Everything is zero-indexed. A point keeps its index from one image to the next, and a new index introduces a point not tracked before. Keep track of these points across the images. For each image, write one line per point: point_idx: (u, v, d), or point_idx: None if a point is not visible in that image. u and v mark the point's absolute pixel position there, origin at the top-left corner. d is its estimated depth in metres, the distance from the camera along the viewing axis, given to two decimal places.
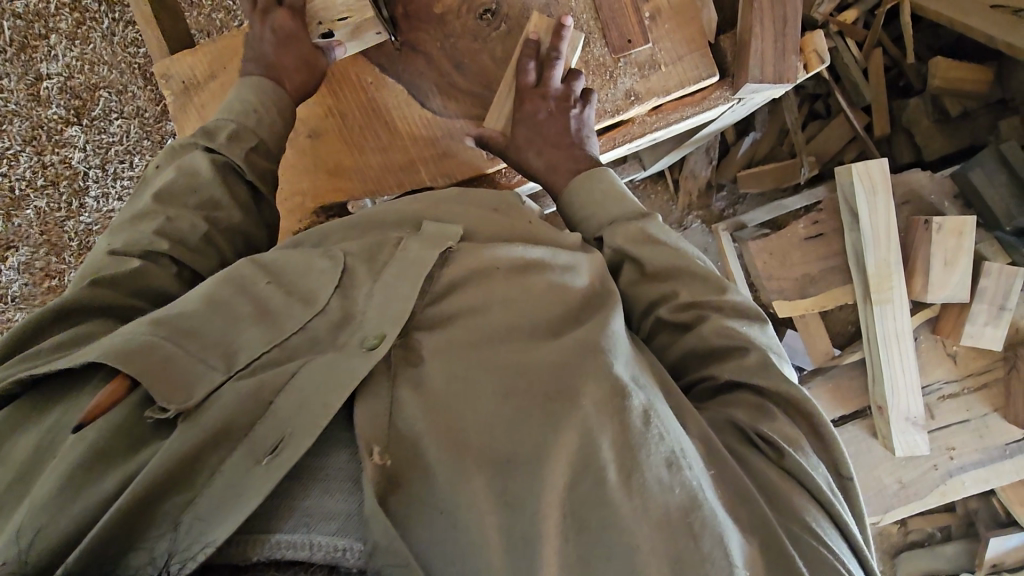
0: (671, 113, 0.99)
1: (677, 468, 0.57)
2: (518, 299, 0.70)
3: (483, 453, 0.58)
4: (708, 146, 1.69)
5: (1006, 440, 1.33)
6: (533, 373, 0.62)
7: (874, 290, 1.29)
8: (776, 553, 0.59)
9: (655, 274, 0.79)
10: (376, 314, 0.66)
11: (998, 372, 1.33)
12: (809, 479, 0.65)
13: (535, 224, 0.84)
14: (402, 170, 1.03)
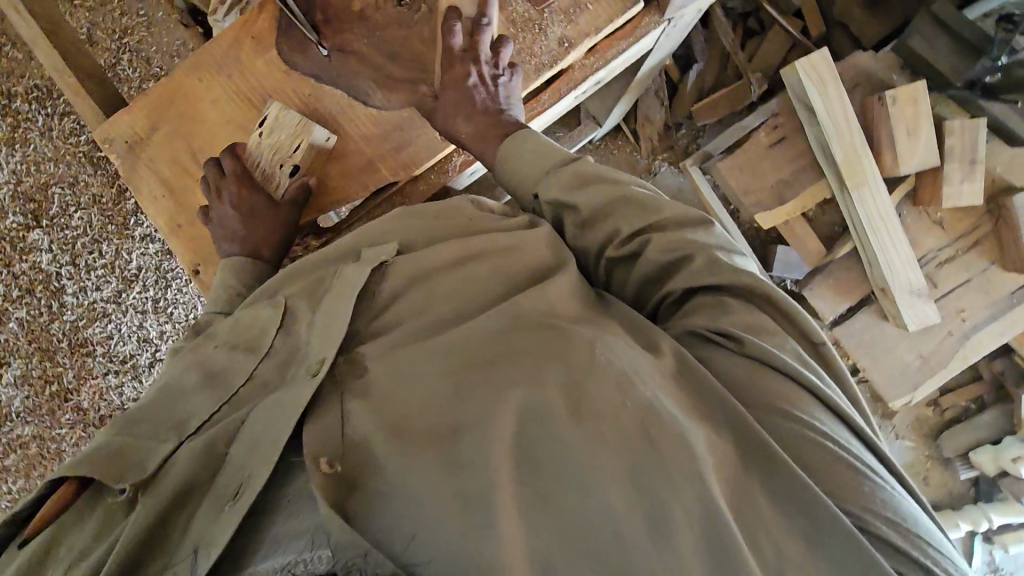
0: (608, 51, 1.01)
1: (629, 386, 0.63)
2: (460, 289, 0.77)
3: (439, 430, 0.63)
4: (655, 87, 1.74)
5: (1012, 288, 1.35)
6: (471, 347, 0.70)
7: (849, 178, 1.29)
8: (750, 442, 0.61)
9: (594, 216, 0.80)
10: (318, 343, 0.72)
11: (987, 227, 1.35)
12: (777, 360, 0.65)
13: (477, 218, 0.87)
14: (363, 172, 1.00)
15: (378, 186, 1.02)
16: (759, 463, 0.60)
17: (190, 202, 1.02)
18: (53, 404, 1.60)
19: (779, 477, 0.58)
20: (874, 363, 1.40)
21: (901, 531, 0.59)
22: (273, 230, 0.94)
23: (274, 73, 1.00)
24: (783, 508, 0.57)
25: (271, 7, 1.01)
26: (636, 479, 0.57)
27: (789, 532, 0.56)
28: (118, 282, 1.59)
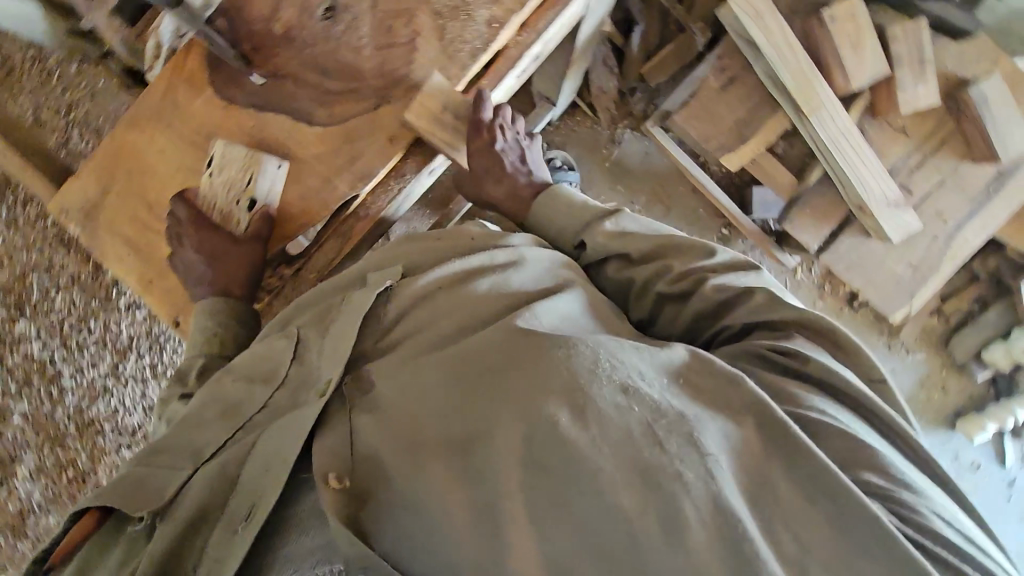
0: (538, 24, 1.00)
1: (634, 391, 0.61)
2: (459, 309, 0.77)
3: (450, 441, 0.64)
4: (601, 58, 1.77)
5: (986, 181, 1.36)
6: (471, 356, 0.70)
7: (805, 104, 1.29)
8: (769, 423, 0.59)
9: (641, 257, 0.84)
10: (327, 363, 0.75)
11: (950, 125, 1.35)
12: (836, 377, 0.67)
13: (478, 238, 0.87)
14: (319, 191, 0.99)
15: (339, 203, 0.99)
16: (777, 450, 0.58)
17: (155, 256, 1.00)
18: (71, 491, 1.57)
19: (800, 465, 0.57)
20: (868, 282, 1.42)
21: (934, 522, 0.58)
22: (237, 270, 0.95)
23: (213, 110, 1.00)
24: (807, 490, 0.56)
25: (197, 47, 1.01)
26: (649, 483, 0.56)
27: (811, 516, 0.55)
28: (113, 355, 1.58)
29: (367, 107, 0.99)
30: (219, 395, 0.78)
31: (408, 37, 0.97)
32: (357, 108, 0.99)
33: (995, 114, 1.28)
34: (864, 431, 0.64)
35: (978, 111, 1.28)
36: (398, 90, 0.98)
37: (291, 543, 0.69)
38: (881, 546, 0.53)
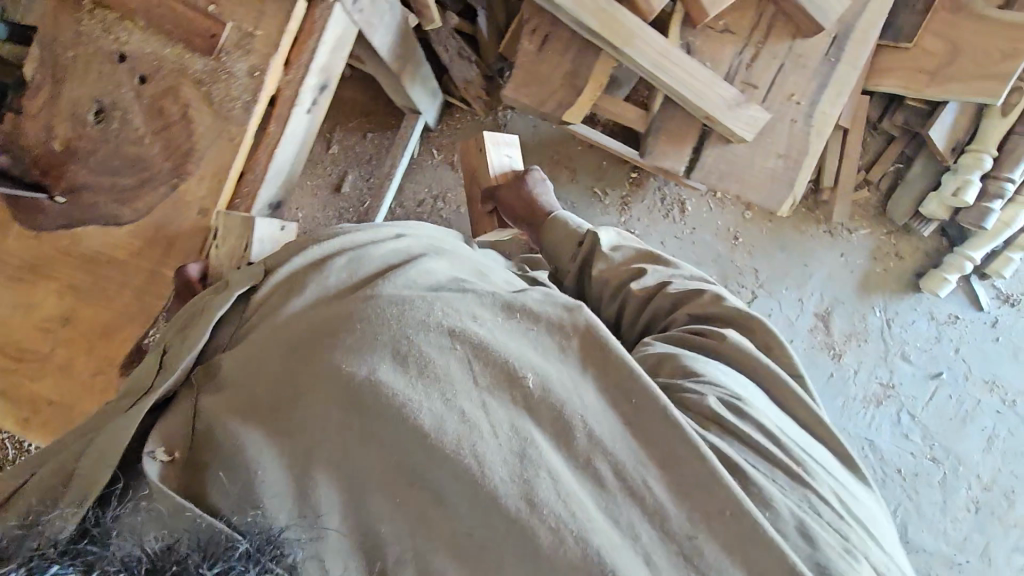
0: (301, 57, 1.01)
1: (458, 333, 0.79)
2: (308, 290, 0.90)
3: (278, 404, 0.77)
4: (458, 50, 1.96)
5: (823, 51, 1.34)
6: (307, 335, 0.82)
7: (614, 39, 1.27)
8: (590, 348, 0.83)
9: (621, 269, 1.16)
10: (185, 351, 0.86)
11: (769, 9, 1.33)
12: (744, 349, 0.98)
13: (315, 231, 1.01)
14: (150, 284, 1.00)
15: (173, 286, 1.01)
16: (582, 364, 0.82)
17: (21, 395, 1.02)
18: None
19: (602, 372, 0.81)
20: (746, 185, 1.40)
21: (769, 433, 0.84)
22: (104, 372, 1.01)
23: (28, 242, 1.01)
24: (597, 391, 0.79)
25: None
26: (459, 407, 0.74)
27: (589, 408, 0.77)
28: None
29: (166, 191, 0.99)
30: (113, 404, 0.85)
31: (179, 113, 0.98)
32: (157, 195, 1.00)
33: None
34: (746, 390, 0.90)
35: None
36: (189, 164, 0.99)
37: (159, 505, 0.68)
38: (667, 420, 0.77)
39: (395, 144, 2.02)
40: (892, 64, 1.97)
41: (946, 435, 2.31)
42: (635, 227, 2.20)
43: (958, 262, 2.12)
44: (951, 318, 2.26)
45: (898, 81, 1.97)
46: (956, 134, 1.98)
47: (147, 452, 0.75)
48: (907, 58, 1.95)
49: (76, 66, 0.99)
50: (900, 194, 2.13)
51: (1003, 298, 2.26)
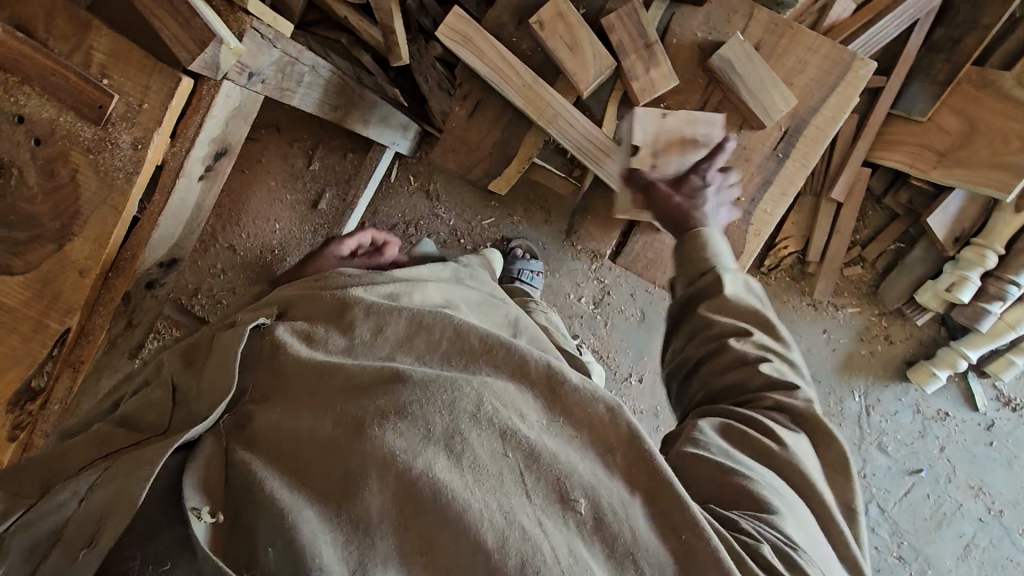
0: (188, 131, 1.03)
1: (510, 436, 0.72)
2: (337, 349, 0.81)
3: (330, 477, 0.66)
4: (435, 78, 1.87)
5: (773, 145, 1.24)
6: (347, 402, 0.72)
7: (537, 118, 1.23)
8: (634, 459, 0.75)
9: (736, 318, 0.90)
10: (204, 393, 0.72)
11: (716, 98, 1.25)
12: (803, 466, 0.80)
13: (332, 283, 0.97)
14: (34, 332, 1.06)
15: (57, 338, 1.07)
16: (639, 474, 0.74)
17: None
18: None
19: (657, 493, 0.72)
20: (673, 276, 1.31)
21: None
22: None
23: None
24: (651, 524, 0.71)
25: None
26: (519, 521, 0.66)
27: (641, 542, 0.69)
28: None
29: (52, 249, 1.05)
30: (101, 442, 0.71)
31: (69, 176, 1.03)
32: (44, 252, 1.05)
33: (746, 78, 1.19)
34: (797, 510, 0.77)
35: (728, 79, 1.19)
36: (75, 225, 1.04)
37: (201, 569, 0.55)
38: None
39: (359, 176, 1.99)
40: (901, 136, 1.77)
41: (917, 534, 2.01)
42: (606, 274, 2.05)
43: (951, 359, 1.91)
44: (940, 414, 2.02)
45: (904, 157, 1.77)
46: (961, 222, 1.80)
47: (190, 509, 0.61)
48: (921, 133, 1.74)
49: None
50: (897, 275, 1.93)
51: (1003, 400, 2.02)
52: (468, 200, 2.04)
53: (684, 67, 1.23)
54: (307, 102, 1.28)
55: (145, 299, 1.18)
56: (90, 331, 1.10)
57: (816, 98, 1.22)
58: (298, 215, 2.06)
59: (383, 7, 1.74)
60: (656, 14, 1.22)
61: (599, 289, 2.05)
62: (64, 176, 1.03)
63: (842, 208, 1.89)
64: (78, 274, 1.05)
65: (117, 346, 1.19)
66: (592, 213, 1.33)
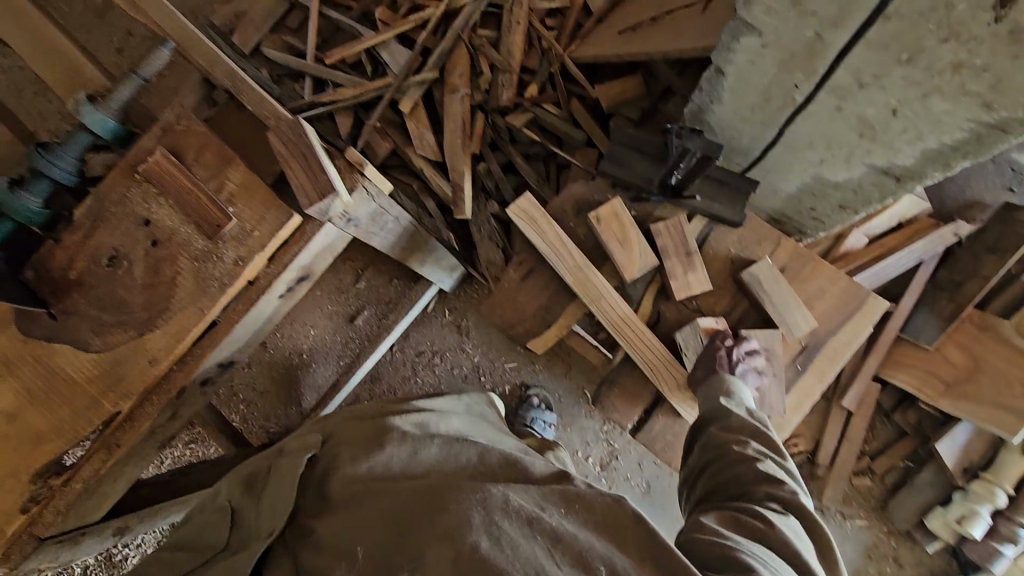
0: (284, 258, 1.18)
1: (537, 522, 0.85)
2: (381, 464, 0.99)
3: (393, 563, 0.85)
4: (489, 233, 2.10)
5: (792, 357, 1.37)
6: (401, 498, 0.91)
7: (583, 295, 1.39)
8: (638, 540, 0.84)
9: (737, 433, 1.07)
10: (264, 517, 0.96)
11: (742, 305, 1.40)
12: (792, 543, 0.88)
13: (373, 407, 1.17)
14: (89, 409, 1.16)
15: (105, 417, 1.16)
16: (649, 557, 0.82)
17: None
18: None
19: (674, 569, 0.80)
20: None
21: None
22: (20, 467, 1.15)
23: (14, 342, 1.17)
24: None
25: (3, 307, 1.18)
26: None
27: None
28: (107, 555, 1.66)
29: (132, 335, 1.16)
30: (172, 559, 0.98)
31: (171, 275, 1.16)
32: (125, 336, 1.16)
33: (772, 295, 1.34)
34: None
35: (756, 293, 1.35)
36: (160, 319, 1.16)
37: None
38: None
39: (403, 302, 2.12)
40: (909, 360, 1.89)
41: None
42: (617, 438, 2.08)
43: None
44: None
45: (912, 380, 1.88)
46: (970, 454, 1.86)
47: None
48: (926, 359, 1.87)
49: (107, 216, 1.19)
50: (906, 495, 1.93)
51: None
52: (496, 342, 2.14)
53: (716, 274, 1.41)
54: (384, 243, 1.46)
55: (195, 394, 1.28)
56: (137, 417, 1.18)
57: (831, 322, 1.37)
58: (334, 325, 2.18)
59: (457, 168, 2.03)
60: (699, 226, 1.40)
61: (606, 452, 2.07)
62: (166, 274, 1.16)
63: (852, 417, 1.95)
64: (148, 362, 1.15)
65: (153, 434, 1.26)
66: (618, 387, 1.44)
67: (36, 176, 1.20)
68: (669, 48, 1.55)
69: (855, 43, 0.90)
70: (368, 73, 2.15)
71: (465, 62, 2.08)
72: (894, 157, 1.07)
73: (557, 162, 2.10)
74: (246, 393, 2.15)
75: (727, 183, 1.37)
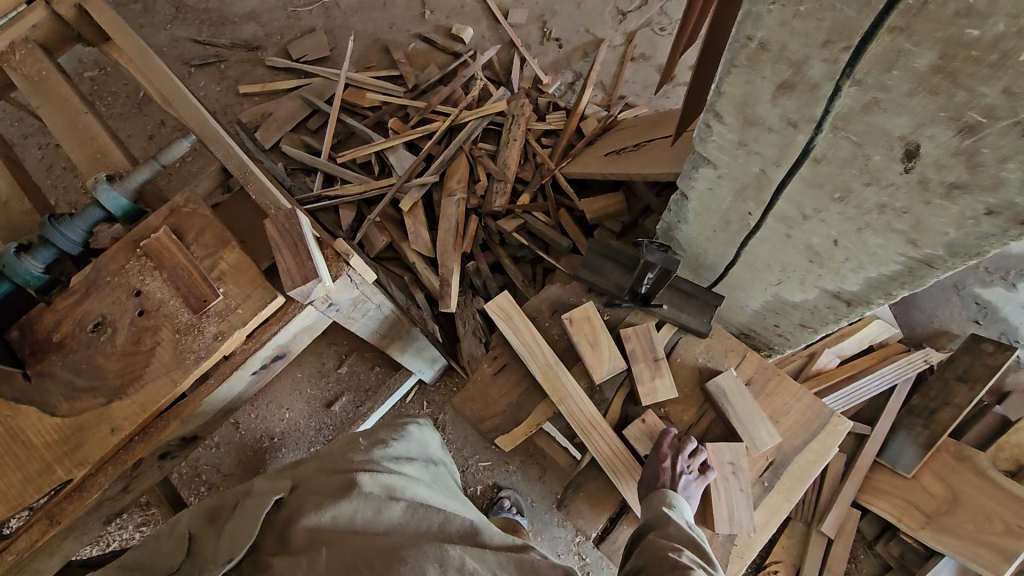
0: (263, 335, 1.22)
1: None
2: (344, 519, 1.03)
3: None
4: (473, 328, 2.15)
5: (758, 472, 1.36)
6: (362, 559, 0.97)
7: (552, 393, 1.41)
8: None
9: (673, 544, 1.08)
10: (224, 549, 1.05)
11: (710, 415, 1.42)
12: None
13: (344, 452, 1.18)
14: (41, 476, 1.14)
15: (54, 485, 1.14)
16: None
17: None
18: None
19: None
20: None
21: None
22: None
23: None
24: None
25: None
26: None
27: None
28: None
29: (100, 402, 1.17)
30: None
31: (151, 345, 1.20)
32: (93, 403, 1.18)
33: (737, 406, 1.36)
34: None
35: (722, 402, 1.37)
36: (130, 387, 1.18)
37: None
38: None
39: (382, 390, 2.13)
40: (888, 486, 1.85)
41: None
42: (589, 551, 1.99)
43: None
44: None
45: (892, 507, 1.83)
46: None
47: None
48: (904, 487, 1.83)
49: (102, 284, 1.25)
50: None
51: None
52: (470, 437, 2.11)
53: (684, 383, 1.44)
54: (363, 327, 1.51)
55: (151, 467, 1.26)
56: (86, 487, 1.16)
57: (798, 438, 1.38)
58: (311, 409, 2.17)
59: (447, 264, 2.13)
60: (667, 334, 1.45)
61: (577, 566, 1.98)
62: (146, 343, 1.20)
63: (833, 546, 1.87)
64: (110, 428, 1.16)
65: (101, 507, 1.23)
66: (584, 491, 1.41)
67: (43, 245, 1.28)
68: (647, 171, 1.71)
69: (792, 180, 1.01)
70: (375, 173, 2.33)
71: (464, 169, 2.27)
72: (841, 283, 1.15)
73: (544, 265, 2.22)
74: (209, 475, 2.09)
75: (695, 296, 1.44)
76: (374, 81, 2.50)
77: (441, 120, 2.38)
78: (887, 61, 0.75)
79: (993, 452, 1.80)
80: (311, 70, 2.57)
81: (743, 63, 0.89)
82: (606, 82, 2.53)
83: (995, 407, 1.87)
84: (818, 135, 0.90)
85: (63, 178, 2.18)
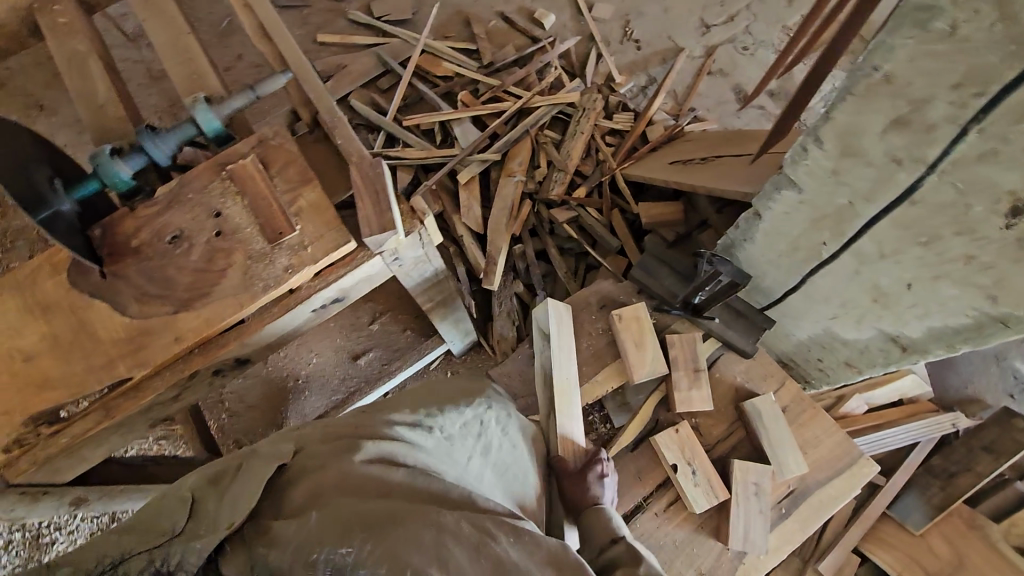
0: (330, 275, 1.27)
1: (483, 547, 0.91)
2: (349, 476, 1.04)
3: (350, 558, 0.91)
4: (507, 310, 2.18)
5: (777, 499, 1.38)
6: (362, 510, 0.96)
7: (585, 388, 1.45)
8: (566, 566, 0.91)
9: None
10: (226, 510, 1.03)
11: (739, 434, 1.43)
12: None
13: (353, 421, 1.21)
14: (102, 369, 1.20)
15: (113, 380, 1.20)
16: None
17: None
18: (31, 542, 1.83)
19: None
20: None
21: None
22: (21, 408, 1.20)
23: (57, 291, 1.24)
24: None
25: (62, 257, 1.26)
26: None
27: None
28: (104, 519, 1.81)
29: (167, 310, 1.22)
30: (122, 536, 1.01)
31: (223, 267, 1.24)
32: (160, 310, 1.22)
33: (769, 430, 1.38)
34: None
35: (755, 425, 1.39)
36: (196, 302, 1.22)
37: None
38: None
39: (412, 352, 2.17)
40: (893, 539, 1.85)
41: None
42: None
43: None
44: None
45: (894, 561, 1.82)
46: None
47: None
48: (911, 544, 1.83)
49: (185, 199, 1.28)
50: None
51: None
52: None
53: (719, 398, 1.46)
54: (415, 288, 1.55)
55: (203, 382, 1.31)
56: (143, 388, 1.22)
57: (822, 473, 1.39)
58: (338, 358, 2.21)
59: (496, 243, 2.16)
60: (711, 347, 1.47)
61: None
62: (220, 262, 1.24)
63: None
64: (173, 338, 1.21)
65: (150, 410, 1.29)
66: None
67: (137, 151, 1.31)
68: (714, 185, 1.71)
69: (881, 217, 1.01)
70: (437, 141, 2.36)
71: (526, 153, 2.28)
72: (901, 328, 1.16)
73: (588, 261, 2.24)
74: (233, 404, 2.16)
75: (745, 316, 1.45)
76: (451, 52, 2.52)
77: (512, 100, 2.39)
78: (1018, 114, 0.75)
79: (1005, 527, 1.78)
80: (390, 30, 2.60)
81: (860, 92, 0.90)
82: (679, 92, 2.52)
83: (1015, 483, 1.82)
84: (924, 176, 0.90)
85: (142, 94, 2.24)
